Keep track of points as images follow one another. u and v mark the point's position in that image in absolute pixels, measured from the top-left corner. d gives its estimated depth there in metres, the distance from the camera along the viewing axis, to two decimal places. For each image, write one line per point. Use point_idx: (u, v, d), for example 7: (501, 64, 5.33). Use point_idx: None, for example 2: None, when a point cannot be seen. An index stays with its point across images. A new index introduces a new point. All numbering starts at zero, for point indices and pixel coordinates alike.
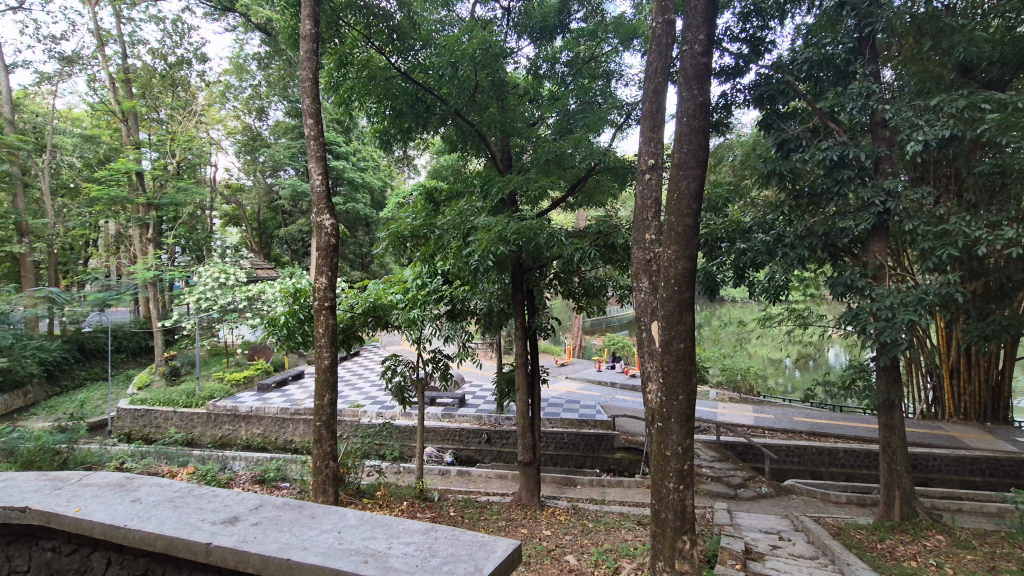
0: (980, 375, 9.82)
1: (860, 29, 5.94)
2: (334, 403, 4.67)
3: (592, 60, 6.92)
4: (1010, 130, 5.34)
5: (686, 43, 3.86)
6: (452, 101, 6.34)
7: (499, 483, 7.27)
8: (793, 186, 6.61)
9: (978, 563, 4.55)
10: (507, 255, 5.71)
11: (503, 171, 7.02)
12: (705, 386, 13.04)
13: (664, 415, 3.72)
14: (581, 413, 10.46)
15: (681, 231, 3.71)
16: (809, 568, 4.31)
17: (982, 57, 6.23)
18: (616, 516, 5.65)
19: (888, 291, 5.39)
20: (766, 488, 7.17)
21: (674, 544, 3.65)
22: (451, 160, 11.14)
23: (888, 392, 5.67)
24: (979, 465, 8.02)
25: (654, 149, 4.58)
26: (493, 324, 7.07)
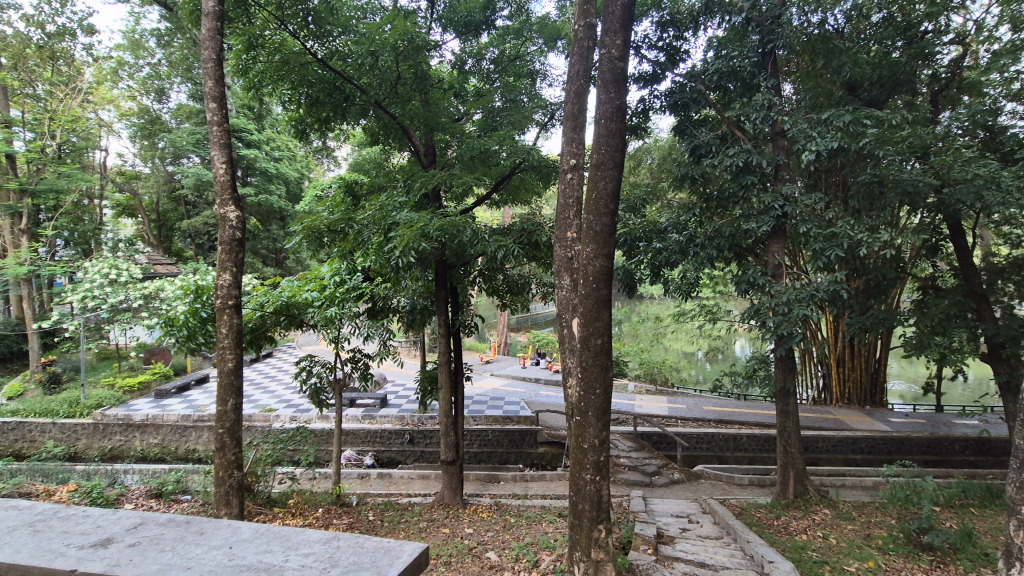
0: (861, 363, 11.02)
1: (763, 45, 6.39)
2: (238, 408, 4.36)
3: (517, 58, 6.99)
4: (886, 144, 5.98)
5: (603, 47, 3.96)
6: (373, 91, 6.14)
7: (421, 484, 7.16)
8: (703, 189, 7.01)
9: (856, 532, 5.06)
10: (429, 253, 5.61)
11: (426, 166, 6.87)
12: (624, 380, 13.61)
13: (582, 409, 3.82)
14: (506, 409, 10.55)
15: (599, 230, 3.81)
16: (714, 547, 4.60)
17: (864, 77, 6.92)
18: (538, 510, 5.74)
19: (785, 288, 5.87)
20: (678, 474, 7.57)
21: (591, 534, 3.74)
22: (373, 155, 10.82)
23: (785, 381, 6.18)
24: (860, 444, 8.95)
25: (575, 149, 4.64)
26: (415, 323, 6.94)
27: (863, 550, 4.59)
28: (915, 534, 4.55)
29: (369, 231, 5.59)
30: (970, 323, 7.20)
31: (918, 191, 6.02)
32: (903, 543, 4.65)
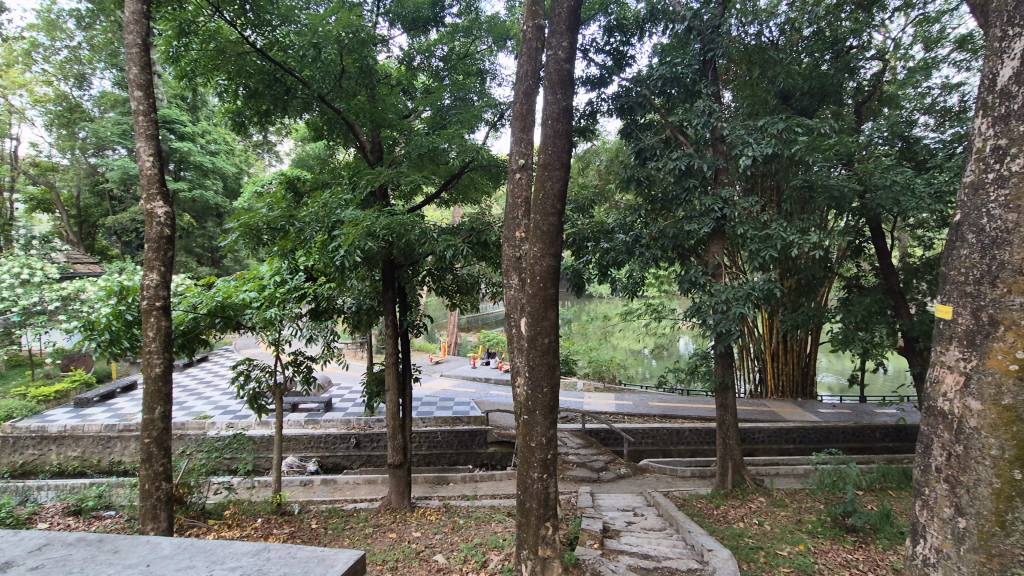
0: (794, 358, 11.67)
1: (704, 53, 6.63)
2: (167, 416, 4.11)
3: (467, 57, 7.02)
4: (815, 151, 6.33)
5: (550, 48, 4.00)
6: (316, 85, 5.93)
7: (367, 489, 7.00)
8: (649, 191, 7.21)
9: (789, 517, 5.35)
10: (375, 252, 5.49)
11: (373, 163, 6.69)
12: (573, 378, 13.80)
13: (530, 408, 3.83)
14: (456, 410, 10.48)
15: (546, 229, 3.84)
16: (658, 538, 4.75)
17: (796, 87, 7.32)
18: (487, 510, 5.73)
19: (724, 287, 6.13)
20: (624, 469, 7.75)
21: (538, 532, 3.76)
22: (316, 150, 10.47)
23: (724, 375, 6.46)
24: (793, 434, 9.48)
25: (524, 149, 4.65)
26: (361, 324, 6.78)
27: (795, 534, 4.86)
28: (840, 517, 4.87)
29: (312, 229, 5.40)
30: (889, 319, 7.76)
31: (844, 196, 6.43)
32: (830, 526, 4.95)
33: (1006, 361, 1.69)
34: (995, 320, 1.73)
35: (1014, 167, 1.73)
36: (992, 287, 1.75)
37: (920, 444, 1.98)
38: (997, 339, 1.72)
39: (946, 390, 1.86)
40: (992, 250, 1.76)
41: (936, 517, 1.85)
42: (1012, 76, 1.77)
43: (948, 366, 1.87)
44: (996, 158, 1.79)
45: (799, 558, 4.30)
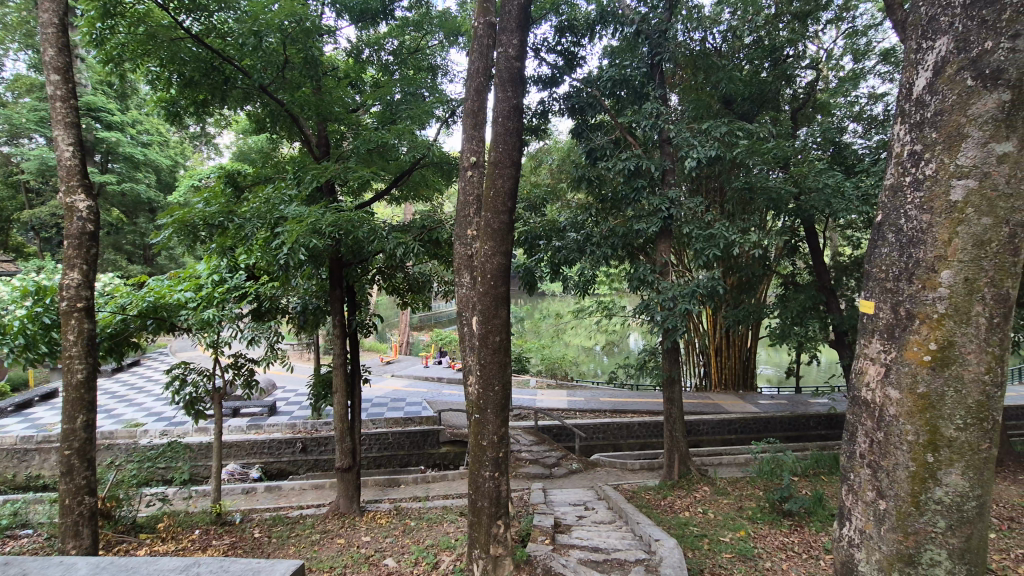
0: (736, 352, 12.20)
1: (652, 56, 6.79)
2: (91, 426, 3.82)
3: (418, 52, 6.91)
4: (755, 154, 6.61)
5: (501, 46, 3.98)
6: (257, 75, 5.67)
7: (314, 494, 6.79)
8: (599, 191, 7.32)
9: (731, 505, 5.58)
10: (321, 250, 5.32)
11: (319, 158, 6.47)
12: (526, 376, 13.91)
13: (481, 407, 3.82)
14: (407, 410, 10.32)
15: (497, 228, 3.83)
16: (607, 531, 4.83)
17: (737, 92, 7.62)
18: (439, 511, 5.67)
19: (671, 285, 6.31)
20: (576, 464, 7.86)
21: (490, 531, 3.75)
22: (258, 144, 10.06)
23: (671, 370, 6.65)
24: (735, 425, 9.90)
25: (475, 147, 4.60)
26: (308, 324, 6.56)
27: (737, 521, 5.07)
28: (778, 503, 5.12)
29: (253, 226, 5.16)
30: (821, 314, 8.22)
31: (781, 198, 6.76)
32: (768, 511, 5.20)
33: (921, 353, 1.77)
34: (912, 314, 1.80)
35: (927, 170, 1.82)
36: (910, 282, 1.83)
37: (845, 432, 2.06)
38: (913, 332, 1.80)
39: (869, 381, 1.94)
40: (909, 248, 1.84)
41: (860, 502, 1.92)
42: (927, 85, 1.87)
43: (870, 358, 1.94)
44: (912, 161, 1.88)
45: (740, 544, 4.49)
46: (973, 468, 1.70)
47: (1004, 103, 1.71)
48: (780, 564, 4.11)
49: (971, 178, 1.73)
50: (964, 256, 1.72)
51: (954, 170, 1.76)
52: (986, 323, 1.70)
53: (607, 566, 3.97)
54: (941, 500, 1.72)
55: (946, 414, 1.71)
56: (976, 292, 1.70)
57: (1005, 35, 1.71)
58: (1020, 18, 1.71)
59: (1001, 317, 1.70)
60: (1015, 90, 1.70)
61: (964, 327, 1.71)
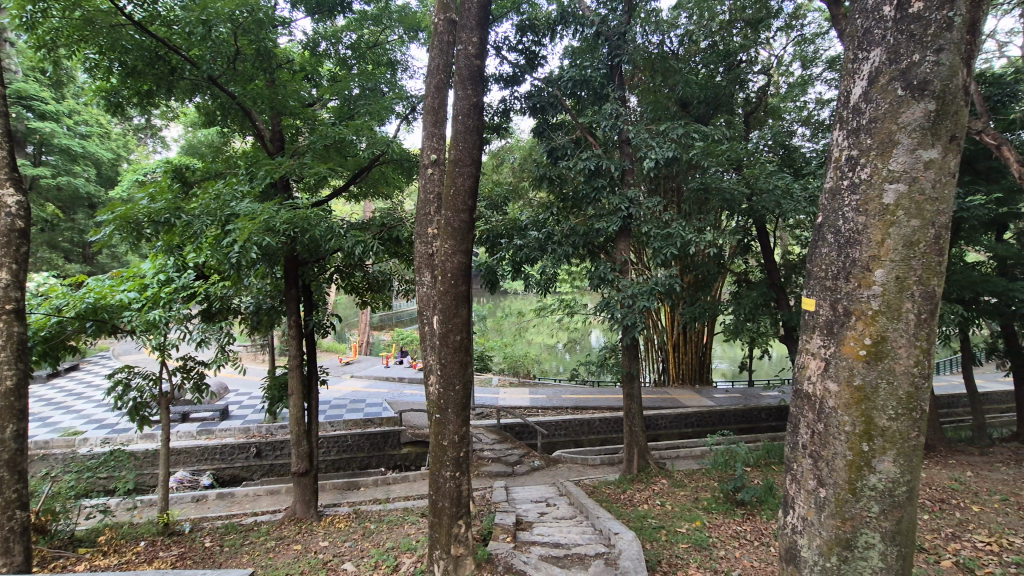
0: (693, 347, 12.58)
1: (612, 58, 6.88)
2: (22, 436, 3.58)
3: (377, 46, 6.79)
4: (710, 156, 6.81)
5: (460, 43, 3.96)
6: (205, 66, 5.43)
7: (269, 500, 6.59)
8: (560, 190, 7.38)
9: (687, 496, 5.75)
10: (275, 249, 5.15)
11: (274, 154, 6.23)
12: (488, 374, 13.92)
13: (441, 407, 3.79)
14: (367, 411, 10.16)
15: (457, 226, 3.81)
16: (568, 526, 4.90)
17: (693, 95, 7.84)
18: (400, 513, 5.60)
19: (630, 283, 6.42)
20: (538, 461, 7.92)
21: (451, 531, 3.74)
22: (207, 138, 9.69)
23: (630, 366, 6.79)
24: (692, 419, 10.20)
25: (436, 144, 4.54)
26: (262, 325, 6.35)
27: (693, 512, 5.23)
28: (731, 493, 5.31)
29: (201, 223, 4.96)
30: (772, 310, 8.57)
31: (734, 199, 7.00)
32: (722, 501, 5.38)
33: (857, 348, 1.86)
34: (849, 311, 1.90)
35: (862, 174, 1.92)
36: (847, 281, 1.92)
37: (788, 424, 2.14)
38: (850, 328, 1.89)
39: (810, 375, 2.03)
40: (846, 249, 1.94)
41: (803, 490, 2.01)
42: (862, 93, 1.97)
43: (811, 353, 2.03)
44: (850, 165, 1.97)
45: (695, 534, 4.63)
46: (903, 455, 1.81)
47: (930, 112, 1.82)
48: (733, 552, 4.26)
49: (902, 182, 1.83)
50: (896, 256, 1.82)
51: (886, 175, 1.86)
52: (915, 319, 1.81)
53: (568, 561, 4.01)
54: (875, 487, 1.83)
55: (879, 405, 1.82)
56: (906, 290, 1.81)
57: (931, 49, 1.83)
58: (943, 33, 1.82)
59: (929, 313, 1.81)
60: (939, 101, 1.82)
61: (895, 323, 1.81)
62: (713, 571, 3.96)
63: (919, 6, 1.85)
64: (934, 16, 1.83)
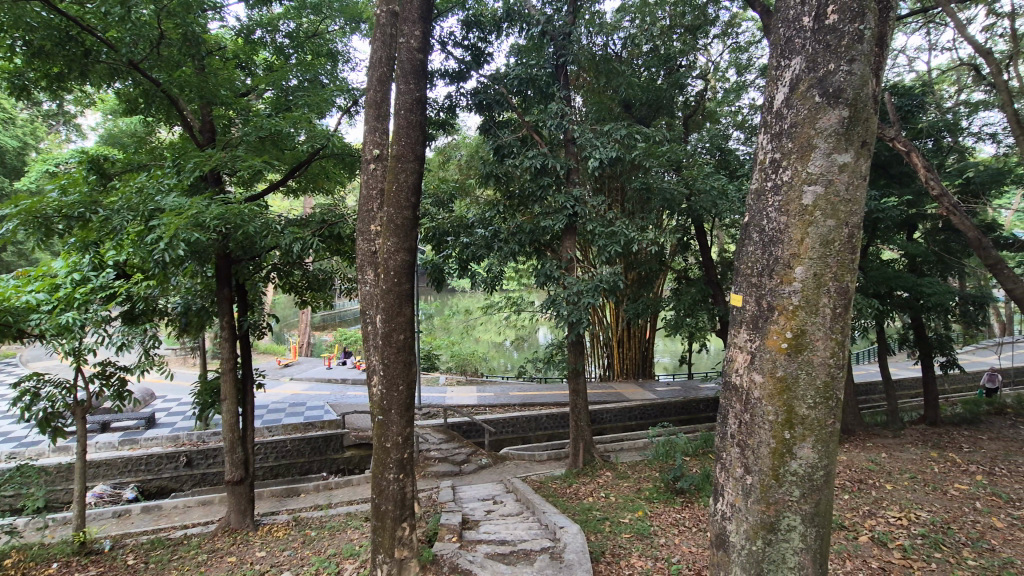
0: (636, 342, 12.98)
1: (557, 58, 6.94)
2: None
3: (316, 36, 6.55)
4: (651, 157, 7.01)
5: (403, 36, 3.88)
6: (124, 49, 5.05)
7: (201, 512, 6.25)
8: (507, 187, 7.39)
9: (630, 487, 5.92)
10: (205, 245, 4.85)
11: (204, 145, 5.87)
12: (435, 373, 13.80)
13: (384, 408, 3.71)
14: (308, 415, 9.83)
15: (400, 223, 3.73)
16: (514, 523, 4.92)
17: (635, 97, 8.04)
18: (342, 518, 5.46)
19: (576, 280, 6.52)
20: (485, 459, 7.93)
21: (395, 534, 3.68)
22: (129, 127, 9.06)
23: (576, 362, 6.90)
24: (635, 412, 10.51)
25: (378, 139, 4.42)
26: (192, 327, 6.00)
27: (636, 502, 5.39)
28: (671, 482, 5.51)
29: (122, 219, 4.62)
30: (709, 306, 8.96)
31: (674, 199, 7.25)
32: (663, 490, 5.58)
33: (779, 341, 1.96)
34: (772, 306, 1.99)
35: (785, 176, 2.02)
36: (771, 277, 2.02)
37: (718, 415, 2.23)
38: (772, 322, 1.99)
39: (737, 367, 2.12)
40: (770, 246, 2.03)
41: (731, 478, 2.10)
42: (784, 99, 2.07)
43: (739, 347, 2.12)
44: (773, 168, 2.07)
45: (637, 523, 4.78)
46: (821, 441, 1.93)
47: (844, 119, 1.94)
48: (673, 539, 4.42)
49: (819, 184, 1.95)
50: (814, 254, 1.93)
51: (806, 177, 1.97)
52: (831, 313, 1.93)
53: (514, 557, 4.02)
54: (796, 472, 1.93)
55: (799, 395, 1.93)
56: (823, 286, 1.92)
57: (844, 59, 1.94)
58: (855, 45, 1.94)
59: (843, 308, 1.93)
60: (852, 108, 1.94)
61: (814, 317, 1.92)
62: (654, 558, 4.09)
63: (835, 18, 1.96)
64: (847, 28, 1.95)
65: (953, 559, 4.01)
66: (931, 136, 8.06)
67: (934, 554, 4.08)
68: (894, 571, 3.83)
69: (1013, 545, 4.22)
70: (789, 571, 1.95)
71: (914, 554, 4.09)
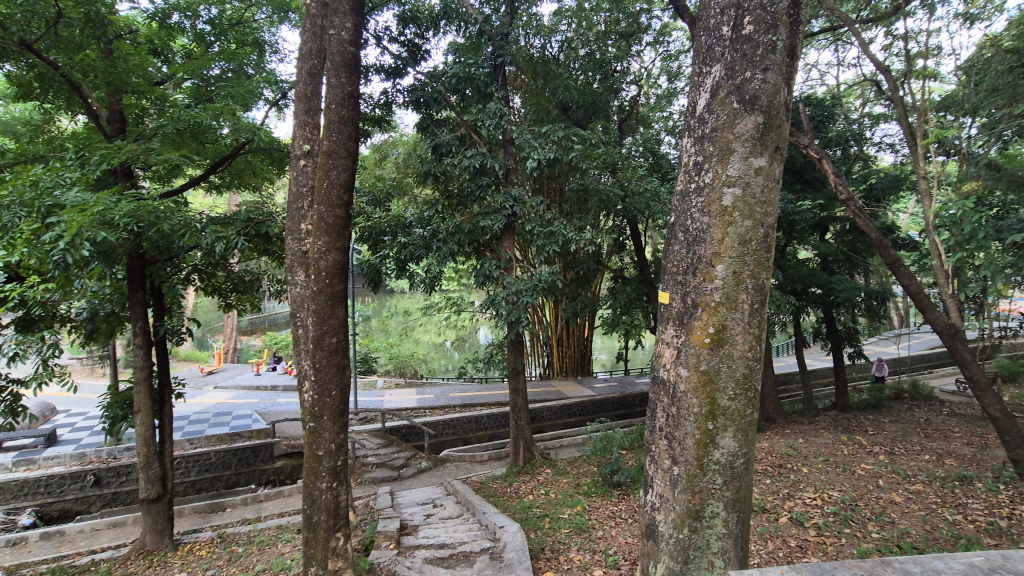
0: (574, 340, 13.26)
1: (495, 58, 6.93)
2: None
3: (241, 24, 6.21)
4: (588, 159, 7.16)
5: (333, 27, 3.73)
6: (16, 27, 4.54)
7: (112, 535, 5.75)
8: (445, 186, 7.30)
9: (569, 483, 6.03)
10: (114, 246, 4.45)
11: (112, 136, 5.39)
12: (373, 377, 13.45)
13: (316, 415, 3.56)
14: (234, 425, 9.29)
15: (332, 222, 3.59)
16: (454, 525, 4.88)
17: (572, 100, 8.19)
18: (273, 531, 5.20)
19: (515, 279, 6.54)
20: (425, 462, 7.81)
21: (328, 544, 3.55)
22: (23, 114, 8.18)
23: (516, 361, 6.93)
24: (574, 409, 10.72)
25: (309, 134, 4.23)
26: (100, 334, 5.50)
27: (575, 497, 5.49)
28: (608, 476, 5.65)
29: (13, 215, 4.17)
30: (643, 304, 9.29)
31: (610, 200, 7.44)
32: (601, 483, 5.72)
33: (702, 336, 2.05)
34: (696, 302, 2.08)
35: (706, 179, 2.11)
36: (694, 275, 2.10)
37: (647, 409, 2.30)
38: (696, 318, 2.08)
39: (665, 362, 2.19)
40: (693, 246, 2.12)
41: (660, 469, 2.17)
42: (706, 105, 2.16)
43: (666, 343, 2.19)
44: (696, 170, 2.16)
45: (576, 518, 4.87)
46: (740, 430, 2.04)
47: (759, 124, 2.05)
48: (610, 531, 4.53)
49: (737, 186, 2.05)
50: (733, 252, 2.04)
51: (725, 179, 2.07)
52: (748, 309, 2.03)
53: (453, 560, 3.97)
54: (719, 461, 2.03)
55: (721, 387, 2.02)
56: (741, 283, 2.03)
57: (759, 68, 2.06)
58: (769, 55, 2.06)
59: (759, 304, 2.05)
60: (766, 114, 2.06)
61: (734, 313, 2.03)
62: (592, 551, 4.18)
63: (751, 29, 2.07)
64: (762, 39, 2.06)
65: (859, 533, 4.37)
66: (840, 144, 8.75)
67: (843, 530, 4.42)
68: (810, 548, 4.12)
69: (910, 517, 4.66)
70: (713, 556, 2.04)
71: (827, 530, 4.41)
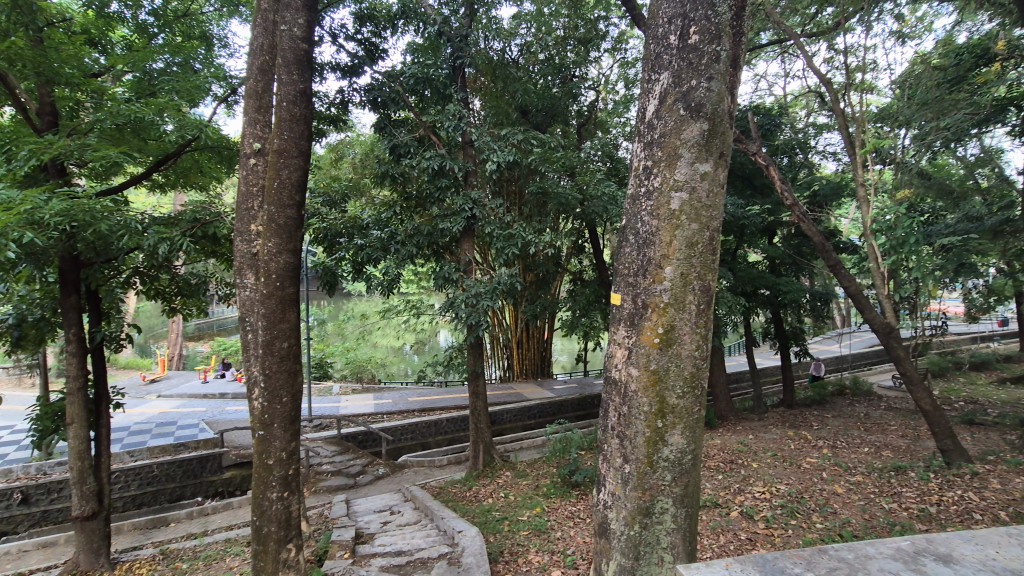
0: (534, 342, 13.32)
1: (454, 59, 6.90)
2: None
3: (187, 16, 5.96)
4: (546, 162, 7.23)
5: (284, 23, 3.63)
6: None
7: (42, 556, 5.38)
8: (403, 188, 7.20)
9: (529, 485, 6.05)
10: (44, 247, 4.17)
11: (42, 130, 5.05)
12: (329, 383, 13.12)
13: (266, 423, 3.43)
14: (178, 435, 8.86)
15: (282, 223, 3.47)
16: (411, 532, 4.80)
17: (532, 103, 8.26)
18: (220, 545, 4.99)
19: (474, 281, 6.52)
20: (382, 469, 7.67)
21: (279, 556, 3.43)
22: None
23: (475, 364, 6.89)
24: (534, 411, 10.77)
25: (259, 132, 4.09)
26: (27, 340, 5.13)
27: (534, 499, 5.51)
28: (567, 476, 5.70)
29: None
30: (602, 306, 9.44)
31: (568, 203, 7.52)
32: (560, 484, 5.76)
33: (652, 336, 2.10)
34: (646, 303, 2.12)
35: (655, 182, 2.16)
36: (644, 277, 2.14)
37: (600, 408, 2.33)
38: (646, 319, 2.12)
39: (616, 362, 2.22)
40: (643, 248, 2.17)
41: (612, 467, 2.20)
42: (654, 111, 2.21)
43: (618, 343, 2.23)
44: (646, 174, 2.21)
45: (535, 520, 4.89)
46: (687, 427, 2.09)
47: (704, 131, 2.12)
48: (569, 531, 4.57)
49: (684, 190, 2.11)
50: (680, 255, 2.09)
51: (673, 183, 2.12)
52: (695, 309, 2.09)
53: (411, 567, 3.91)
54: (668, 457, 2.08)
55: (670, 385, 2.07)
56: (688, 284, 2.09)
57: (705, 77, 2.13)
58: (713, 64, 2.14)
59: (706, 304, 2.11)
60: (711, 121, 2.12)
61: (681, 313, 2.08)
62: (550, 551, 4.20)
63: (696, 38, 2.14)
64: (706, 48, 2.14)
65: (805, 524, 4.56)
66: (786, 152, 9.16)
67: (790, 521, 4.61)
68: (759, 540, 4.27)
69: (851, 507, 4.91)
70: (663, 551, 2.09)
71: (775, 523, 4.59)
